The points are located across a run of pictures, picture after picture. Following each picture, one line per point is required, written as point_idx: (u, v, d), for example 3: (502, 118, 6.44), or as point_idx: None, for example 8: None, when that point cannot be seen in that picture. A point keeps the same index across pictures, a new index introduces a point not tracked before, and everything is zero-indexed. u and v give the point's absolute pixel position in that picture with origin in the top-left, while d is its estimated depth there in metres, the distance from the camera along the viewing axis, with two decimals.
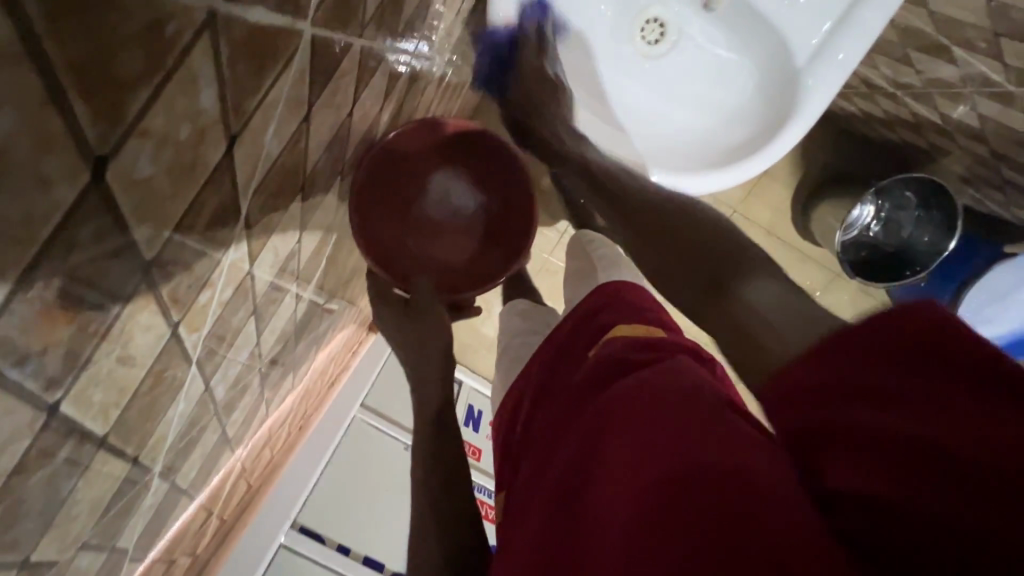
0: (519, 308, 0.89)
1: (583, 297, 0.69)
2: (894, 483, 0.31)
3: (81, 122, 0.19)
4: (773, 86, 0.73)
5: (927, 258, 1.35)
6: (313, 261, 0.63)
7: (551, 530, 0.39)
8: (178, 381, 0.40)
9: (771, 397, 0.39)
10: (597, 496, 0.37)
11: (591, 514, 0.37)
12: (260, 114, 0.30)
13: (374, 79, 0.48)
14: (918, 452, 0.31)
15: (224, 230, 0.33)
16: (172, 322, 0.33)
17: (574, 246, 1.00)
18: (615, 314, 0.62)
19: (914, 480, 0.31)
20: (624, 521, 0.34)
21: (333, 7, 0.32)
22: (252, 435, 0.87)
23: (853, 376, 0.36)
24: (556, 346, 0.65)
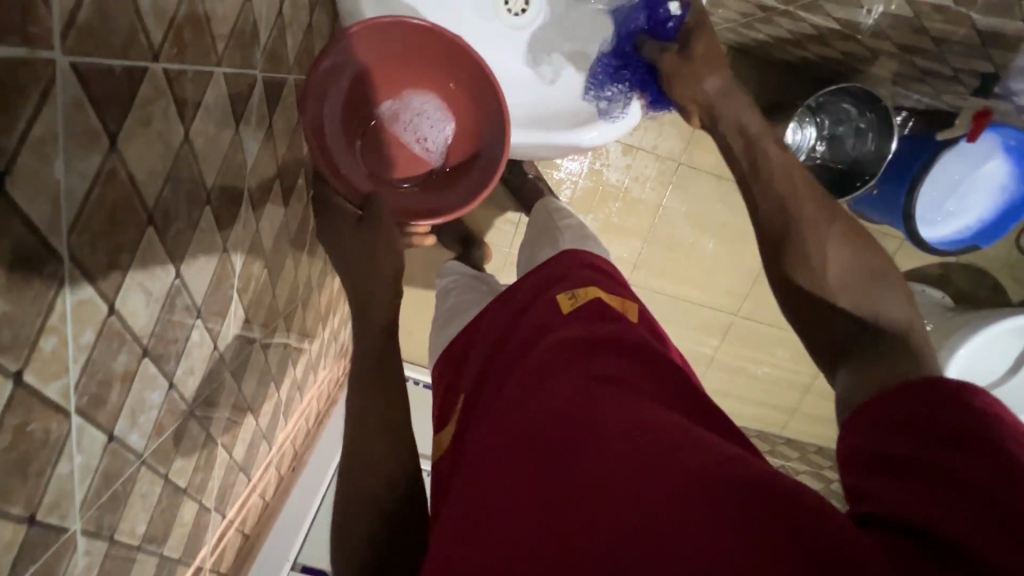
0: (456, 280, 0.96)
1: (552, 288, 0.76)
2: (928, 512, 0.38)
3: None
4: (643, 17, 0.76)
5: (875, 164, 1.33)
6: (222, 298, 0.64)
7: (567, 504, 0.45)
8: (57, 433, 0.40)
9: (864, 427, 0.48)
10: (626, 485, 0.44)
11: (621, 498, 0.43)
12: (32, 150, 0.31)
13: (210, 102, 0.49)
14: (945, 482, 0.39)
15: (40, 272, 0.34)
16: (11, 372, 0.34)
17: (540, 211, 1.02)
18: (589, 307, 0.70)
19: (932, 499, 0.39)
20: (654, 506, 0.42)
21: (84, 32, 0.32)
22: (229, 482, 0.87)
23: (927, 423, 0.44)
24: (516, 302, 0.77)
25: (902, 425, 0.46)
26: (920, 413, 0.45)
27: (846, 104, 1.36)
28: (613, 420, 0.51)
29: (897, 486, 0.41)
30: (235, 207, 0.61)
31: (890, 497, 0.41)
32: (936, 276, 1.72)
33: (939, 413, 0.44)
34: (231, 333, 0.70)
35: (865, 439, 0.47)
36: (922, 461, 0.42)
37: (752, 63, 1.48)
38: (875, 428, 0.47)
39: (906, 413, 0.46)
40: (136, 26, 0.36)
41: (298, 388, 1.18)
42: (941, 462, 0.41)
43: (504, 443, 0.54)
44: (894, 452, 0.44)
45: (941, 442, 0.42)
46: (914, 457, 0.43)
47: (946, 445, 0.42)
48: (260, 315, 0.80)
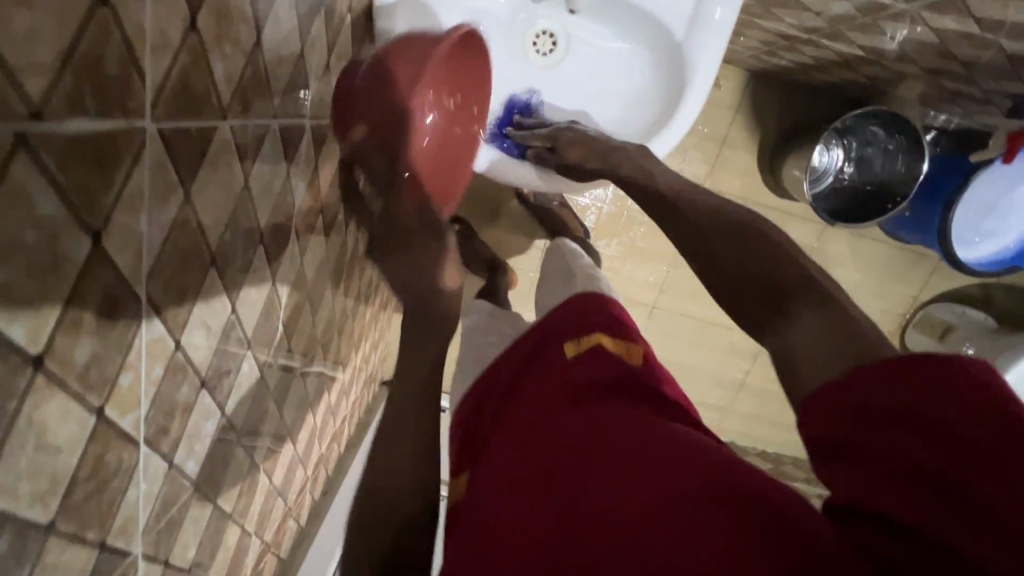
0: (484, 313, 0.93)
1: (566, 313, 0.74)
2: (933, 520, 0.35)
3: None
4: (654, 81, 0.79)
5: (904, 185, 1.32)
6: (269, 329, 0.67)
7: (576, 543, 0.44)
8: (128, 463, 0.43)
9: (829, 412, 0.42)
10: (639, 520, 0.43)
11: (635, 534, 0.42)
12: (123, 207, 0.34)
13: (267, 151, 0.52)
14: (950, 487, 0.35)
15: (123, 314, 0.37)
16: (95, 407, 0.37)
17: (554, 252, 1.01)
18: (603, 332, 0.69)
19: (916, 501, 0.37)
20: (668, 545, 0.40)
21: (170, 100, 0.36)
22: (269, 506, 0.90)
23: (916, 409, 0.38)
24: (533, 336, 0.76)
25: (860, 409, 0.41)
26: (887, 405, 0.39)
27: (873, 126, 1.35)
28: (608, 472, 0.48)
29: (873, 485, 0.39)
30: (283, 245, 0.64)
31: (869, 499, 0.39)
32: (976, 297, 1.67)
33: (893, 395, 0.39)
34: (275, 361, 0.73)
35: (815, 428, 0.43)
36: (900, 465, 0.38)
37: (776, 88, 1.48)
38: (827, 416, 0.42)
39: (893, 392, 0.40)
40: (210, 91, 0.40)
41: (331, 413, 1.21)
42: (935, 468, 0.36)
43: (507, 503, 0.53)
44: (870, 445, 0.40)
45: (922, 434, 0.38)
46: (887, 454, 0.39)
47: (917, 431, 0.38)
48: (300, 344, 0.83)
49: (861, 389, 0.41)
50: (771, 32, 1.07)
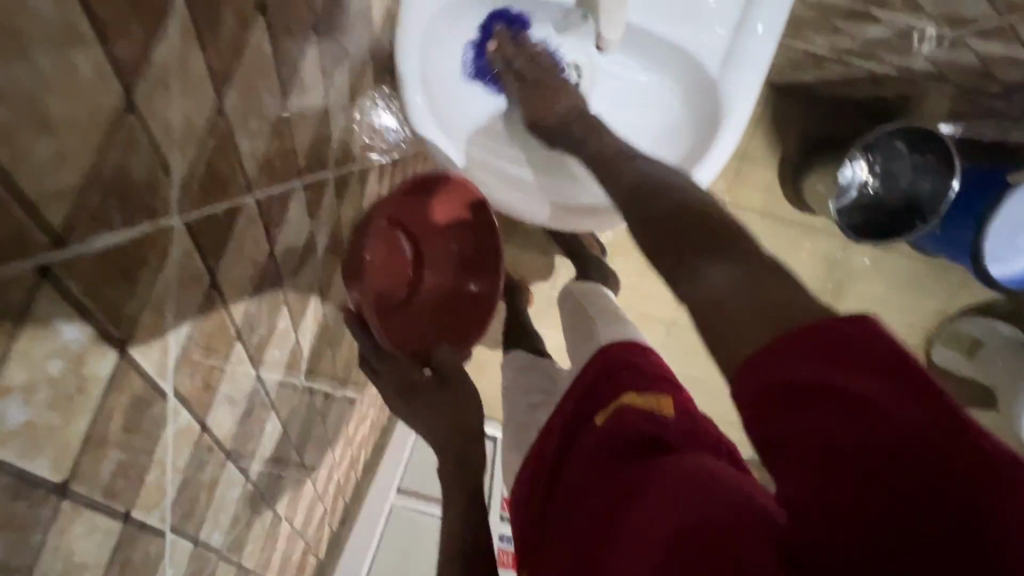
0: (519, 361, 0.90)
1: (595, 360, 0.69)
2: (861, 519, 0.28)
3: None
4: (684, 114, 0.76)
5: (935, 203, 1.27)
6: (291, 382, 0.65)
7: None
8: (154, 555, 0.41)
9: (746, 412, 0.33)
10: None
11: None
12: (149, 309, 0.32)
13: (291, 213, 0.50)
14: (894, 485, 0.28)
15: (149, 414, 0.35)
16: (121, 512, 0.35)
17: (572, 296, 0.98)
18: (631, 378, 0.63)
19: (884, 495, 0.28)
20: None
21: (197, 191, 0.34)
22: (289, 549, 0.88)
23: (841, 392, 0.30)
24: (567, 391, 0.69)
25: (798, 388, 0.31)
26: (828, 380, 0.30)
27: (897, 142, 1.29)
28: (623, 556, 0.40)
29: (823, 479, 0.30)
30: (305, 298, 0.62)
31: (822, 497, 0.29)
32: (1005, 311, 1.62)
33: (850, 378, 0.30)
34: (297, 410, 0.71)
35: (768, 423, 0.31)
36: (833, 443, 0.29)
37: (799, 100, 1.44)
38: (780, 403, 0.31)
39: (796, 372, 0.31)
40: (236, 169, 0.38)
41: (350, 443, 1.19)
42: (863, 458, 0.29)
43: None
44: (809, 430, 0.30)
45: (856, 410, 0.29)
46: (835, 437, 0.29)
47: (875, 432, 0.29)
48: (321, 386, 0.81)
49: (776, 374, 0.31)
50: (798, 51, 1.03)
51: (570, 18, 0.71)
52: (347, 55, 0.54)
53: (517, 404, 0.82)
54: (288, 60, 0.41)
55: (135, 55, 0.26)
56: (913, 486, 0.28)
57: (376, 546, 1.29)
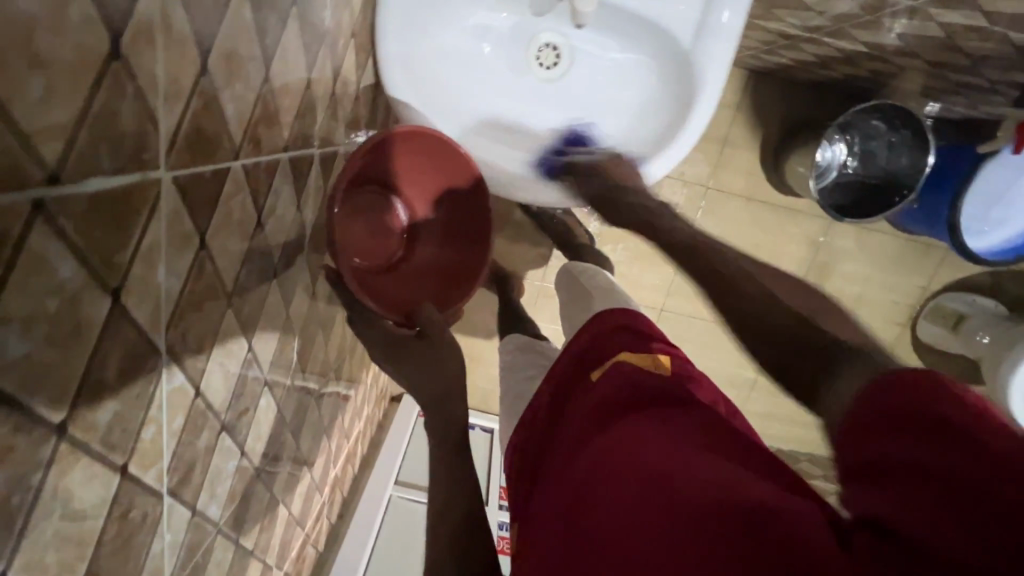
0: (517, 343, 0.92)
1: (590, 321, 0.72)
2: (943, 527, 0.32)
3: None
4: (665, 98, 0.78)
5: (911, 178, 1.29)
6: (284, 362, 0.66)
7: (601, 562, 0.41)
8: (152, 516, 0.42)
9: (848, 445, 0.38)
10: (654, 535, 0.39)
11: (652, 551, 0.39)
12: (141, 261, 0.33)
13: (278, 186, 0.51)
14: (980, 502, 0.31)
15: (144, 368, 0.36)
16: (119, 465, 0.36)
17: (566, 275, 1.01)
18: (627, 341, 0.66)
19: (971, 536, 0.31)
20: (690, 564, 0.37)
21: (184, 148, 0.35)
22: (288, 536, 0.89)
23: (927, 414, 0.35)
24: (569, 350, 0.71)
25: (907, 420, 0.35)
26: (940, 420, 0.34)
27: (875, 121, 1.34)
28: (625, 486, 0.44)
29: (911, 507, 0.34)
30: (295, 277, 0.63)
31: (920, 526, 0.33)
32: (987, 286, 1.66)
33: (960, 421, 0.33)
34: (291, 392, 0.72)
35: (865, 446, 0.37)
36: (937, 479, 0.33)
37: (777, 85, 1.47)
38: (883, 430, 0.36)
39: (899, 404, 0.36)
40: (222, 133, 0.39)
41: (346, 436, 1.19)
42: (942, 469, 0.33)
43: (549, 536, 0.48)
44: (908, 460, 0.34)
45: (965, 454, 0.32)
46: (932, 471, 0.33)
47: (977, 467, 0.32)
48: (315, 371, 0.82)
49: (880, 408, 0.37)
50: (771, 32, 1.05)
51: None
52: (328, 34, 0.56)
53: (515, 383, 0.83)
54: (269, 31, 0.43)
55: (120, 5, 0.27)
56: (992, 525, 0.31)
57: (376, 538, 1.29)
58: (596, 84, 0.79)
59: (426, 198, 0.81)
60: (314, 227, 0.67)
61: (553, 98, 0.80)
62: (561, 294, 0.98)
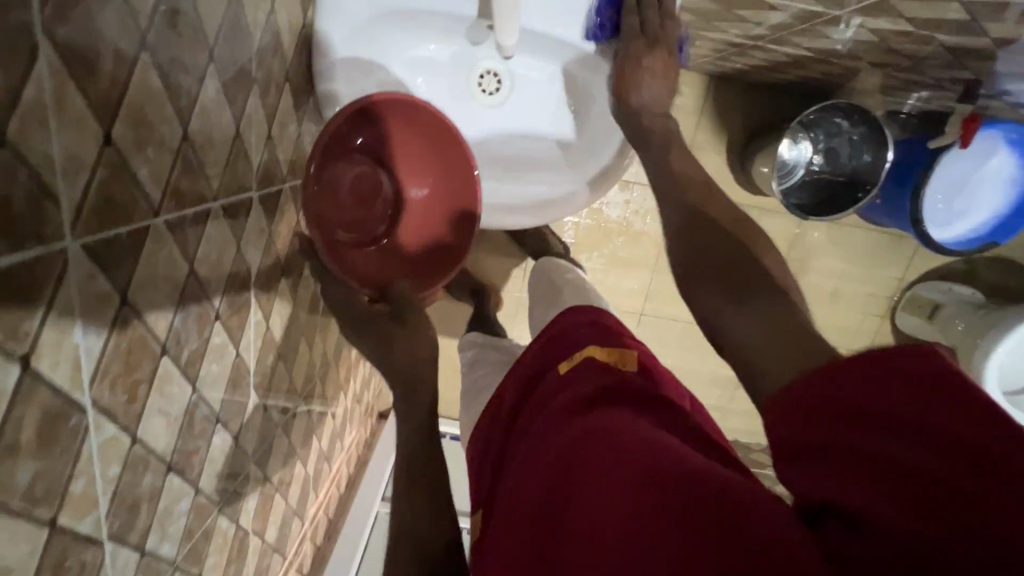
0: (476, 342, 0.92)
1: (557, 319, 0.73)
2: (896, 514, 0.31)
3: None
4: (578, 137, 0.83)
5: (874, 173, 1.31)
6: (239, 397, 0.67)
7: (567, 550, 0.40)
8: (92, 562, 0.44)
9: (787, 417, 0.39)
10: (613, 516, 0.39)
11: (612, 530, 0.38)
12: (52, 327, 0.35)
13: (211, 234, 0.53)
14: (928, 483, 0.30)
15: (65, 425, 0.38)
16: (46, 519, 0.38)
17: (537, 271, 1.03)
18: (591, 336, 0.67)
19: (910, 509, 0.31)
20: (653, 542, 0.36)
21: (92, 214, 0.37)
22: (265, 563, 0.90)
23: (886, 399, 0.34)
24: (541, 351, 0.71)
25: (849, 405, 0.35)
26: (864, 397, 0.35)
27: (837, 119, 1.34)
28: (592, 472, 0.44)
29: (853, 485, 0.33)
30: (244, 315, 0.65)
31: (863, 510, 0.32)
32: (963, 273, 1.66)
33: (881, 392, 0.34)
34: (251, 425, 0.73)
35: (804, 427, 0.37)
36: (899, 468, 0.32)
37: (738, 87, 1.48)
38: (833, 411, 0.36)
39: (869, 391, 0.35)
40: (137, 195, 0.41)
41: (326, 459, 1.21)
42: (901, 456, 0.32)
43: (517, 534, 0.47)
44: (838, 440, 0.35)
45: (928, 447, 0.31)
46: (872, 453, 0.33)
47: (938, 448, 0.31)
48: (280, 400, 0.84)
49: (824, 386, 0.37)
50: (718, 42, 1.07)
51: (476, 29, 0.75)
52: (255, 82, 0.58)
53: (476, 381, 0.84)
54: (183, 92, 0.45)
55: (2, 98, 0.29)
56: (949, 516, 0.29)
57: (363, 557, 1.31)
58: (539, 107, 0.82)
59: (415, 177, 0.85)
60: (262, 264, 0.69)
61: (495, 123, 0.83)
62: (535, 289, 1.00)
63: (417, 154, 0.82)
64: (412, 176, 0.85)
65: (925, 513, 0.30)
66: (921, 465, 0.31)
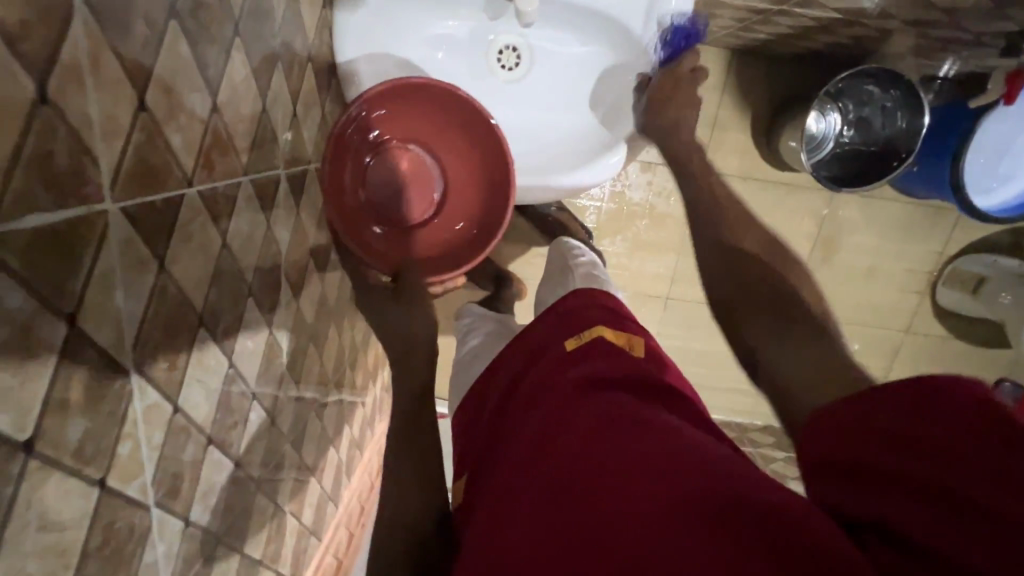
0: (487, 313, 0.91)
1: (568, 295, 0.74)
2: (915, 520, 0.34)
3: None
4: (608, 88, 0.81)
5: (906, 142, 1.26)
6: (272, 376, 0.68)
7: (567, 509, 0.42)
8: (141, 526, 0.45)
9: (826, 436, 0.43)
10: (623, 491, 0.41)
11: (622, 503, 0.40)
12: (96, 287, 0.36)
13: (242, 208, 0.54)
14: (946, 495, 0.34)
15: (112, 386, 0.39)
16: (96, 480, 0.38)
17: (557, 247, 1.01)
18: (600, 316, 0.69)
19: (941, 520, 0.33)
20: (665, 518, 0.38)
21: (131, 178, 0.38)
22: (302, 546, 0.91)
23: (906, 425, 0.38)
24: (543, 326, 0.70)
25: (874, 433, 0.40)
26: (872, 419, 0.40)
27: (868, 86, 1.29)
28: (601, 449, 0.45)
29: (883, 501, 0.37)
30: (275, 294, 0.66)
31: (888, 513, 0.36)
32: (1008, 245, 1.58)
33: (907, 422, 0.38)
34: (285, 406, 0.74)
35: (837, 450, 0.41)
36: (919, 486, 0.35)
37: (761, 60, 1.44)
38: (864, 435, 0.40)
39: (887, 417, 0.39)
40: (170, 162, 0.42)
41: (357, 447, 1.21)
42: (915, 472, 0.36)
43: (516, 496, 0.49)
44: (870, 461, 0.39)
45: (939, 463, 0.35)
46: (901, 473, 0.37)
47: (946, 460, 0.35)
48: (310, 384, 0.84)
49: (862, 413, 0.41)
50: (741, 10, 1.04)
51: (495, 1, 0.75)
52: (279, 59, 0.58)
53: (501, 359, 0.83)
54: (210, 63, 0.46)
55: (41, 53, 0.30)
56: (965, 521, 0.32)
57: None
58: (560, 77, 0.81)
59: (447, 151, 0.84)
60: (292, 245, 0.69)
61: (516, 98, 0.82)
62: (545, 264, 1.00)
63: (450, 129, 0.82)
64: (448, 173, 0.86)
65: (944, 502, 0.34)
66: (932, 475, 0.35)
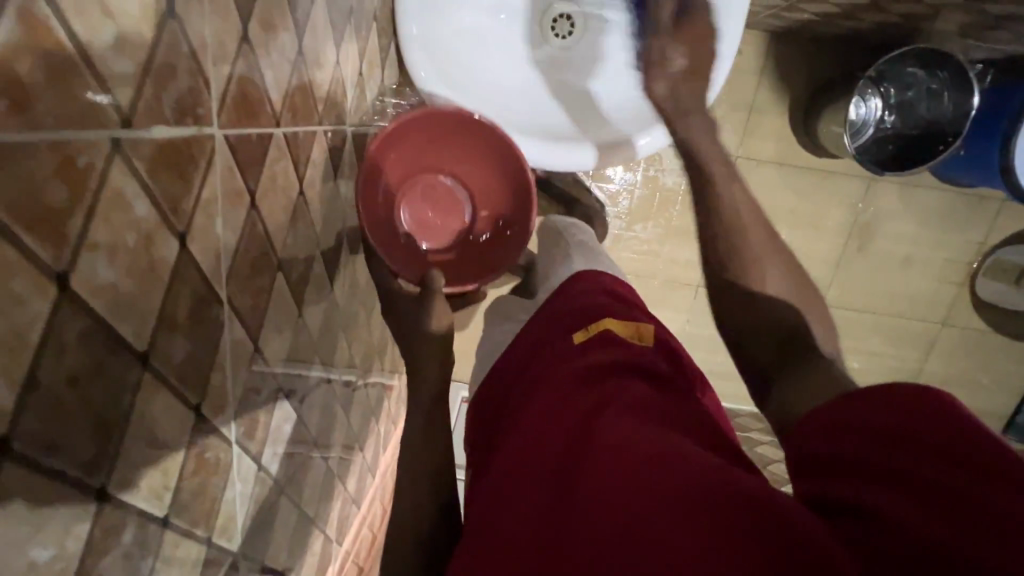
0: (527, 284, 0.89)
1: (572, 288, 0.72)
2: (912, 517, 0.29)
3: (46, 257, 0.25)
4: None
5: (954, 124, 1.23)
6: (328, 335, 0.69)
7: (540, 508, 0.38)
8: (224, 462, 0.45)
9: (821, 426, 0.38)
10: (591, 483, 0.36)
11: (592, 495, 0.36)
12: (203, 209, 0.36)
13: (315, 159, 0.55)
14: (958, 500, 0.29)
15: (209, 314, 0.39)
16: (193, 405, 0.39)
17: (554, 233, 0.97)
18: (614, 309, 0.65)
19: (942, 523, 0.29)
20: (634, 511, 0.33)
21: (234, 107, 0.38)
22: (344, 514, 0.92)
23: (922, 424, 0.33)
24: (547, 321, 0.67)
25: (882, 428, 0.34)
26: (878, 410, 0.35)
27: (911, 68, 1.27)
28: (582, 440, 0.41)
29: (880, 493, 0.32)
30: (335, 252, 0.66)
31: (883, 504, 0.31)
32: None
33: (919, 420, 0.33)
34: (338, 367, 0.75)
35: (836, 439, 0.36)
36: (924, 484, 0.31)
37: (800, 43, 1.41)
38: (867, 428, 0.35)
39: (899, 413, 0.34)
40: (264, 99, 0.42)
41: (392, 423, 1.22)
42: (926, 471, 0.31)
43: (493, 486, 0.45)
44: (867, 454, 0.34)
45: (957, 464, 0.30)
46: (905, 471, 0.32)
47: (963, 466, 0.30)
48: (358, 351, 0.85)
49: (867, 408, 0.36)
50: None
51: None
52: (350, 15, 0.59)
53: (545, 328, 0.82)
54: (298, 6, 0.46)
55: None
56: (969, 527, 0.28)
57: None
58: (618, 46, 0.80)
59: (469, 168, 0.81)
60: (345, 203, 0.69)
61: (571, 67, 0.82)
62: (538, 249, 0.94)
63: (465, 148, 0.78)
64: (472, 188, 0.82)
65: (958, 525, 0.28)
66: (946, 477, 0.30)
